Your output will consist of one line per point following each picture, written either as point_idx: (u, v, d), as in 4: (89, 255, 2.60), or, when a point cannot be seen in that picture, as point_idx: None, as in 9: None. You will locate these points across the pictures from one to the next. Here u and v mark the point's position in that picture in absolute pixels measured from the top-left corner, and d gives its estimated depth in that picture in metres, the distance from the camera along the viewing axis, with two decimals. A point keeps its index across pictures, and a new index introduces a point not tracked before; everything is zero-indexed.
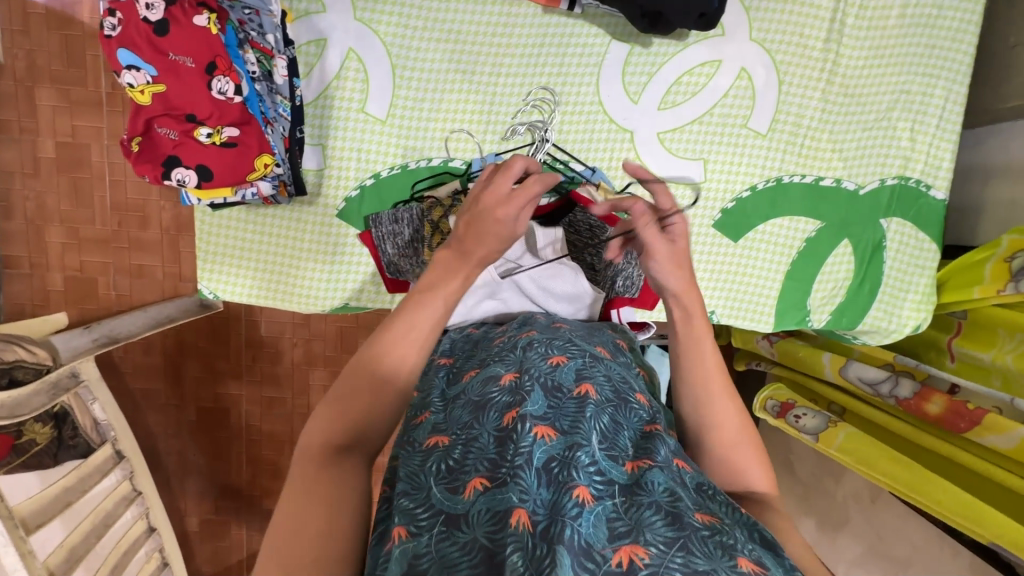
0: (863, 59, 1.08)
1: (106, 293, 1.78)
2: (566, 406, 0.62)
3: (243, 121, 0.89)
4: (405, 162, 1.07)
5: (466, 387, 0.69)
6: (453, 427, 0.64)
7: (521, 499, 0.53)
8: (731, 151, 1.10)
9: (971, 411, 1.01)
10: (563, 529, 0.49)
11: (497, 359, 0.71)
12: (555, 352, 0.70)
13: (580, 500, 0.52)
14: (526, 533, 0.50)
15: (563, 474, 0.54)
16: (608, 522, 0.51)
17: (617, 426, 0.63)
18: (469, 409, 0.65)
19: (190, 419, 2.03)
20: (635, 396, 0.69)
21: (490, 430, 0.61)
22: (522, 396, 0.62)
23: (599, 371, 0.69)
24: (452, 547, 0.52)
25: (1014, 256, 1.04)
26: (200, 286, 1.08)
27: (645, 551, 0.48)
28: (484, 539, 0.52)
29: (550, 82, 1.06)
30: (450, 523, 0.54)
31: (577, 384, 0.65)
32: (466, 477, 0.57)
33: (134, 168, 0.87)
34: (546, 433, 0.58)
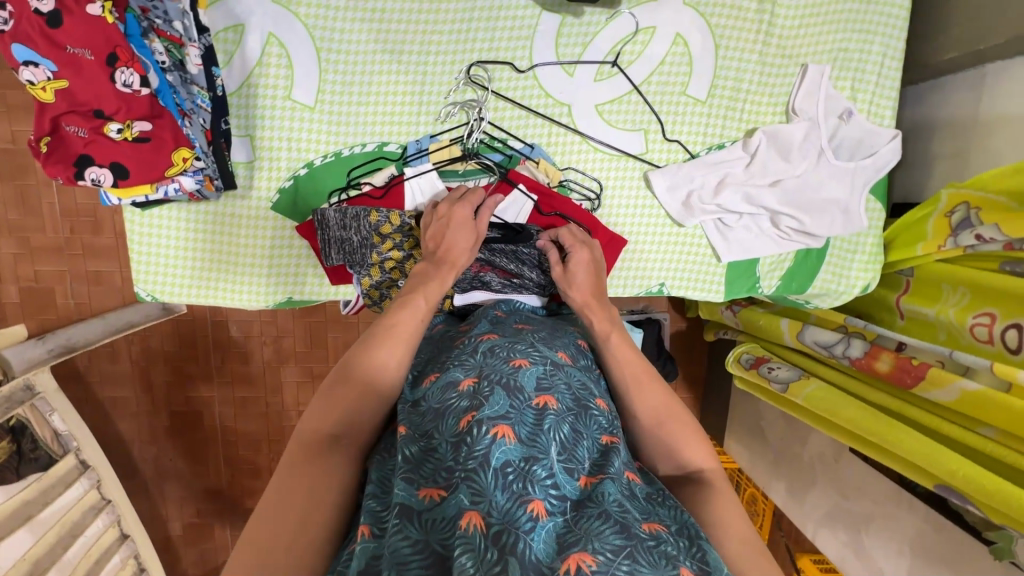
0: (799, 19, 1.06)
1: (65, 302, 1.79)
2: (525, 412, 0.63)
3: (154, 114, 0.86)
4: (338, 149, 1.04)
5: (426, 393, 0.68)
6: (413, 424, 0.66)
7: (473, 502, 0.54)
8: (672, 121, 1.09)
9: (916, 367, 1.03)
10: (515, 540, 0.51)
11: (457, 364, 0.71)
12: (518, 354, 0.71)
13: (534, 514, 0.53)
14: (476, 536, 0.52)
15: (518, 485, 0.55)
16: (558, 536, 0.53)
17: (577, 437, 0.64)
18: (429, 416, 0.65)
19: (163, 424, 2.00)
20: (595, 401, 0.71)
21: (447, 438, 0.61)
22: (480, 401, 0.63)
23: (560, 380, 0.70)
24: (403, 542, 0.53)
25: (953, 211, 1.04)
26: (137, 289, 1.05)
27: (593, 558, 0.49)
28: (437, 544, 0.53)
29: (483, 59, 1.04)
30: (405, 515, 0.55)
31: (538, 394, 0.66)
32: (427, 482, 0.59)
33: (44, 169, 0.83)
34: (504, 433, 0.59)
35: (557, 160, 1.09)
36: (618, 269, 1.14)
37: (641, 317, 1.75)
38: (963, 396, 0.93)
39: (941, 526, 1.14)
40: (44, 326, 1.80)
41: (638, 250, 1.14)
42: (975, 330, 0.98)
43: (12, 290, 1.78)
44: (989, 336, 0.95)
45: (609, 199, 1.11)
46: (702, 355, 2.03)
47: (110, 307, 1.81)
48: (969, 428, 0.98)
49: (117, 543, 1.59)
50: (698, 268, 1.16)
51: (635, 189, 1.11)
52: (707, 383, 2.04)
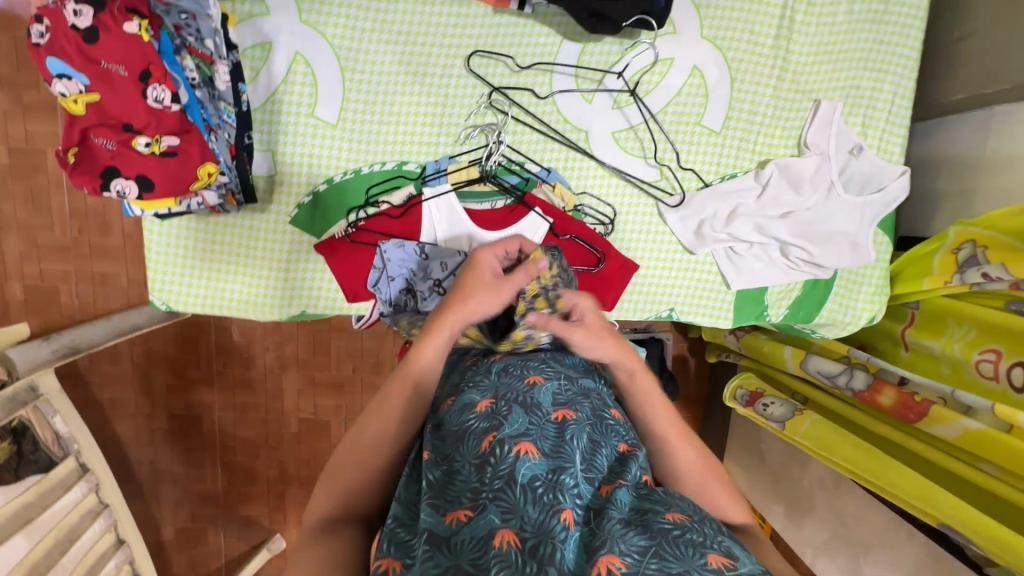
0: (813, 55, 1.09)
1: (70, 302, 1.79)
2: (545, 427, 0.66)
3: (183, 129, 0.87)
4: (358, 167, 1.06)
5: (445, 418, 0.71)
6: (434, 448, 0.68)
7: (505, 519, 0.56)
8: (687, 149, 1.11)
9: (918, 403, 1.05)
10: (553, 551, 0.52)
11: (472, 386, 0.74)
12: (531, 372, 0.75)
13: (566, 523, 0.54)
14: (513, 552, 0.52)
15: (548, 496, 0.57)
16: (586, 545, 0.53)
17: (595, 446, 0.66)
18: (450, 439, 0.67)
19: (161, 427, 2.00)
20: (610, 412, 0.73)
21: (470, 459, 0.63)
22: (499, 421, 0.66)
23: (575, 395, 0.73)
24: (438, 569, 0.53)
25: (960, 248, 1.07)
26: (151, 298, 1.06)
27: (621, 560, 0.50)
28: (467, 565, 0.53)
29: (505, 83, 1.06)
30: (434, 542, 0.55)
31: (555, 409, 0.69)
32: (452, 507, 0.59)
33: (71, 179, 0.84)
34: (527, 449, 0.62)
35: (574, 185, 1.11)
36: (630, 293, 1.15)
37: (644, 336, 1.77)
38: (965, 435, 0.95)
39: (940, 557, 1.15)
40: (48, 324, 1.80)
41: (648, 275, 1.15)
42: (980, 365, 1.00)
43: (16, 287, 1.78)
44: (994, 373, 0.97)
45: (622, 225, 1.12)
46: (703, 375, 2.05)
47: (115, 308, 1.80)
48: (971, 463, 0.99)
49: (113, 548, 1.57)
50: (706, 295, 1.18)
51: (647, 215, 1.13)
52: (707, 403, 2.06)
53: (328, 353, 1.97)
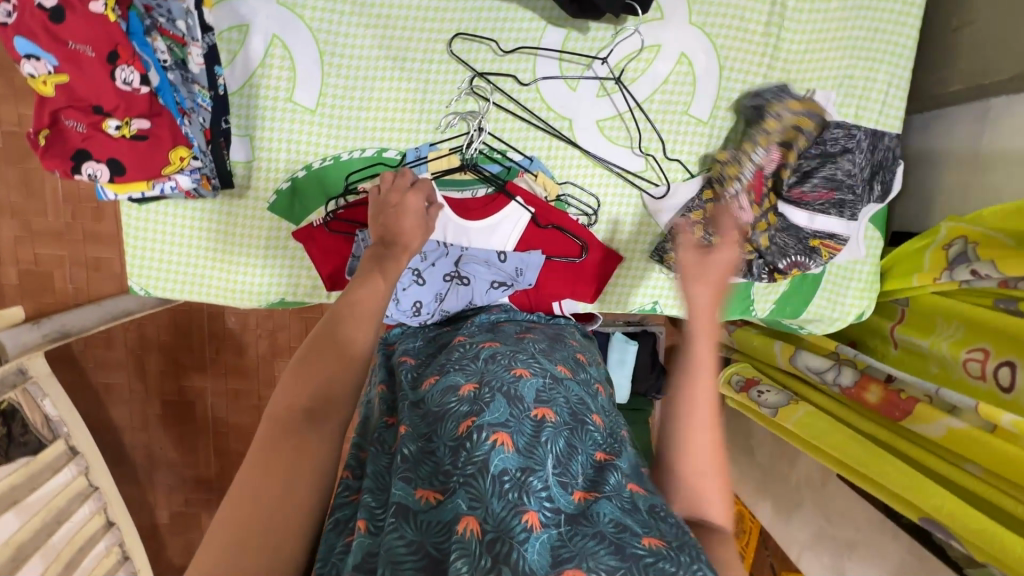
0: (805, 43, 1.06)
1: (63, 286, 1.80)
2: (524, 422, 0.65)
3: (153, 113, 0.87)
4: (337, 153, 1.04)
5: (426, 395, 0.72)
6: (413, 423, 0.69)
7: (472, 507, 0.56)
8: (673, 139, 1.08)
9: (904, 401, 1.03)
10: (509, 550, 0.51)
11: (458, 368, 0.75)
12: (518, 365, 0.75)
13: (529, 525, 0.53)
14: (474, 541, 0.52)
15: (515, 496, 0.55)
16: (552, 549, 0.52)
17: (571, 451, 0.65)
18: (429, 419, 0.68)
19: (155, 412, 2.01)
20: (591, 417, 0.72)
21: (447, 441, 0.64)
22: (481, 407, 0.66)
23: (558, 394, 0.72)
24: (399, 541, 0.54)
25: (951, 244, 1.04)
26: (130, 283, 1.05)
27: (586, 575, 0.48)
28: (430, 547, 0.55)
29: (486, 69, 1.03)
30: (402, 514, 0.57)
31: (536, 406, 0.68)
32: (424, 484, 0.61)
33: (42, 162, 0.84)
34: (503, 440, 0.61)
35: (556, 174, 1.09)
36: (613, 285, 1.14)
37: (636, 329, 1.76)
38: (949, 434, 0.94)
39: (924, 556, 1.13)
40: (41, 309, 1.81)
41: (631, 266, 1.14)
42: (968, 364, 0.98)
43: (10, 271, 1.79)
44: (981, 372, 0.95)
45: (605, 215, 1.11)
46: None
47: (107, 294, 1.81)
48: (957, 464, 0.97)
49: (103, 530, 1.59)
50: None
51: (631, 207, 1.11)
52: None
53: None
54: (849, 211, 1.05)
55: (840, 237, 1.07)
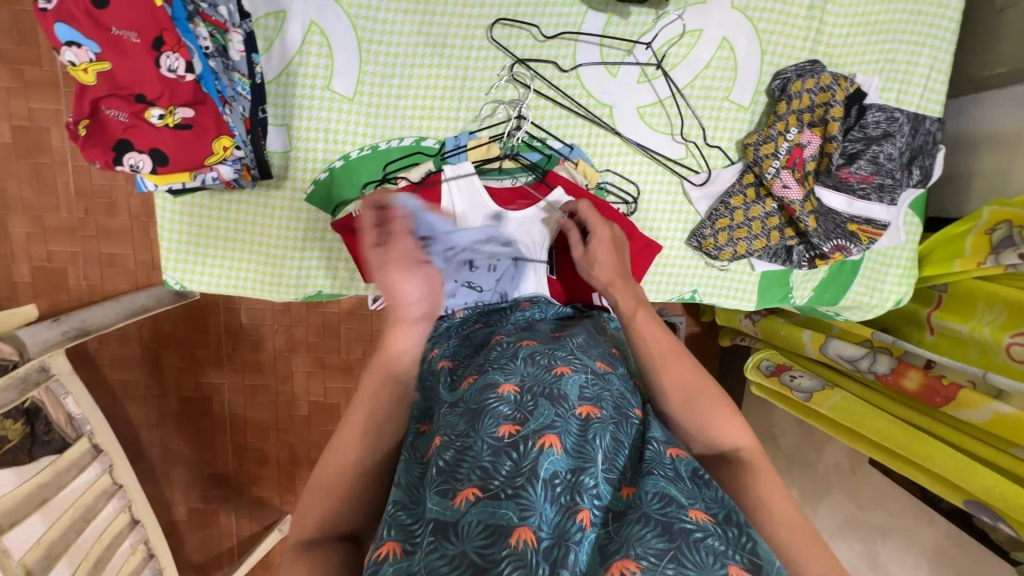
0: (848, 27, 1.04)
1: (78, 283, 1.77)
2: (570, 421, 0.63)
3: (197, 101, 0.83)
4: (375, 142, 1.02)
5: (464, 396, 0.67)
6: (446, 430, 0.64)
7: (523, 517, 0.54)
8: (714, 125, 1.07)
9: (946, 386, 1.04)
10: (566, 553, 0.52)
11: (497, 367, 0.70)
12: (558, 362, 0.71)
13: (582, 524, 0.54)
14: (528, 550, 0.51)
15: (568, 498, 0.56)
16: (599, 548, 0.54)
17: (618, 445, 0.64)
18: (466, 416, 0.64)
19: (172, 409, 1.99)
20: (633, 410, 0.69)
21: (487, 440, 0.60)
22: (525, 414, 0.63)
23: (602, 389, 0.69)
24: (440, 560, 0.52)
25: (995, 229, 1.03)
26: (165, 276, 1.04)
27: (637, 563, 0.50)
28: (474, 555, 0.51)
29: (527, 56, 1.02)
30: (440, 531, 0.54)
31: (580, 403, 0.65)
32: (460, 486, 0.57)
33: (82, 153, 0.82)
34: (552, 442, 0.60)
35: (596, 162, 1.07)
36: (652, 274, 1.13)
37: None
38: (996, 419, 0.94)
39: (963, 540, 1.14)
40: (56, 306, 1.78)
41: (670, 256, 1.13)
42: (1012, 349, 0.98)
43: (23, 268, 1.76)
44: None
45: (644, 203, 1.09)
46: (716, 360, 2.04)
47: (123, 290, 1.79)
48: (1001, 448, 0.98)
49: (128, 528, 1.58)
50: (728, 278, 1.15)
51: (671, 195, 1.10)
52: None
53: (337, 335, 1.96)
54: (890, 195, 1.05)
55: (878, 222, 1.06)
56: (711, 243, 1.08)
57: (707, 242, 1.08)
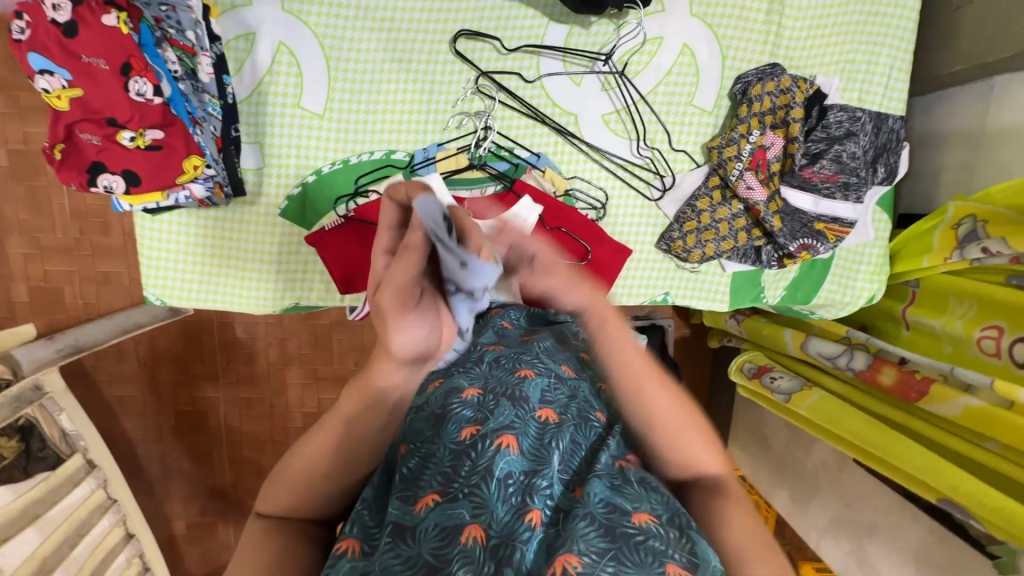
0: (806, 29, 1.06)
1: (74, 302, 1.81)
2: (529, 423, 0.65)
3: (167, 122, 0.87)
4: (346, 157, 1.05)
5: (427, 400, 0.68)
6: (412, 437, 0.65)
7: (475, 515, 0.56)
8: (678, 129, 1.09)
9: (918, 381, 1.04)
10: (513, 551, 0.53)
11: (462, 371, 0.73)
12: (523, 366, 0.73)
13: (531, 524, 0.55)
14: (476, 548, 0.53)
15: (521, 499, 0.57)
16: (548, 547, 0.54)
17: (575, 447, 0.65)
18: (430, 422, 0.65)
19: (169, 424, 2.02)
20: (595, 414, 0.71)
21: (448, 444, 0.62)
22: (485, 414, 0.65)
23: (562, 393, 0.71)
24: (395, 559, 0.53)
25: (960, 223, 1.04)
26: (145, 293, 1.06)
27: (578, 560, 0.51)
28: (429, 556, 0.53)
29: (491, 68, 1.04)
30: (398, 533, 0.55)
31: (540, 408, 0.67)
32: (420, 493, 0.58)
33: (59, 175, 0.85)
34: (508, 442, 0.61)
35: (563, 169, 1.09)
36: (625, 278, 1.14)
37: (645, 322, 1.77)
38: (967, 413, 0.94)
39: (945, 536, 1.13)
40: (53, 324, 1.82)
41: (641, 259, 1.14)
42: (982, 342, 0.98)
43: (21, 289, 1.80)
44: (996, 350, 0.95)
45: (613, 208, 1.11)
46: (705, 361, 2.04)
47: (118, 307, 1.82)
48: (974, 441, 0.97)
49: (123, 542, 1.60)
50: (700, 279, 1.16)
51: (639, 200, 1.11)
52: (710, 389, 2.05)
53: (329, 346, 1.99)
54: (855, 194, 1.06)
55: (845, 220, 1.07)
56: (680, 246, 1.10)
57: (675, 244, 1.10)
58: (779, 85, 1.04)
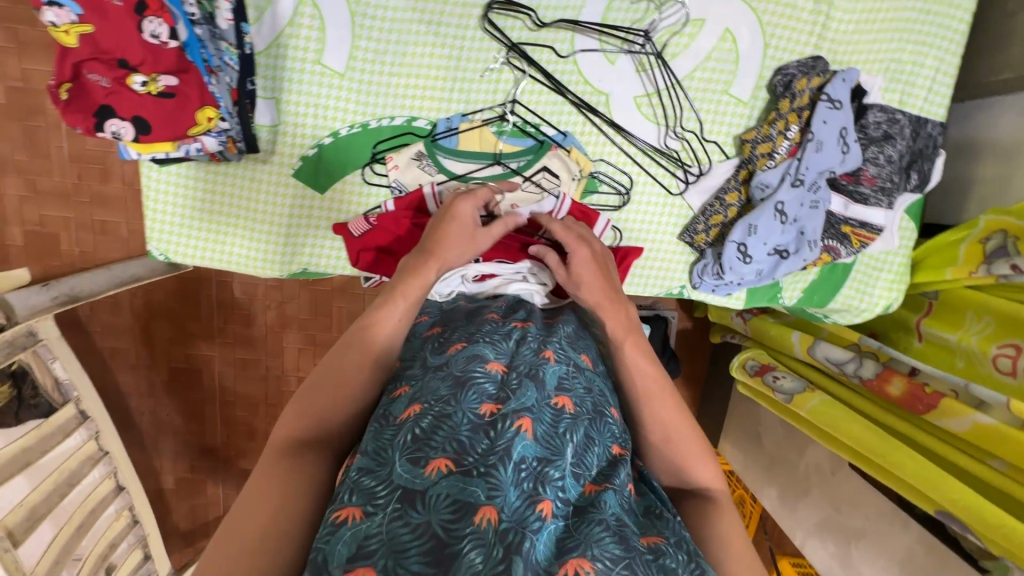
0: (855, 24, 1.02)
1: (70, 250, 1.76)
2: (544, 411, 0.65)
3: (181, 69, 0.82)
4: (366, 120, 1.01)
5: (449, 360, 0.70)
6: (427, 397, 0.66)
7: (490, 496, 0.55)
8: (712, 118, 1.05)
9: (928, 395, 1.03)
10: (522, 540, 0.52)
11: (489, 342, 0.73)
12: (547, 348, 0.74)
13: (542, 515, 0.54)
14: (488, 530, 0.52)
15: (533, 487, 0.57)
16: (558, 540, 0.54)
17: (589, 442, 0.65)
18: (449, 382, 0.67)
19: (162, 379, 2.00)
20: (610, 410, 0.72)
21: (467, 415, 0.62)
22: (507, 394, 0.65)
23: (579, 383, 0.72)
24: (403, 527, 0.53)
25: (989, 238, 1.02)
26: (149, 247, 1.03)
27: (592, 565, 0.51)
28: (438, 526, 0.53)
29: (523, 39, 0.99)
30: (407, 499, 0.55)
31: (556, 395, 0.68)
32: (432, 455, 0.59)
33: (64, 117, 0.80)
34: (526, 426, 0.61)
35: (590, 151, 1.06)
36: (638, 268, 1.12)
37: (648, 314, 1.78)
38: (976, 429, 0.93)
39: (935, 548, 1.14)
40: (48, 271, 1.77)
41: (660, 249, 1.12)
42: (999, 360, 0.98)
43: (16, 232, 1.74)
44: (1012, 369, 0.95)
45: (637, 197, 1.08)
46: (704, 356, 2.04)
47: (114, 259, 1.78)
48: (978, 458, 0.98)
49: (113, 494, 1.56)
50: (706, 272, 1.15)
51: (663, 189, 1.08)
52: (706, 385, 2.05)
53: (328, 313, 1.97)
54: (887, 199, 1.04)
55: (874, 226, 1.06)
56: (703, 239, 1.08)
57: (698, 237, 1.08)
58: (816, 82, 1.00)
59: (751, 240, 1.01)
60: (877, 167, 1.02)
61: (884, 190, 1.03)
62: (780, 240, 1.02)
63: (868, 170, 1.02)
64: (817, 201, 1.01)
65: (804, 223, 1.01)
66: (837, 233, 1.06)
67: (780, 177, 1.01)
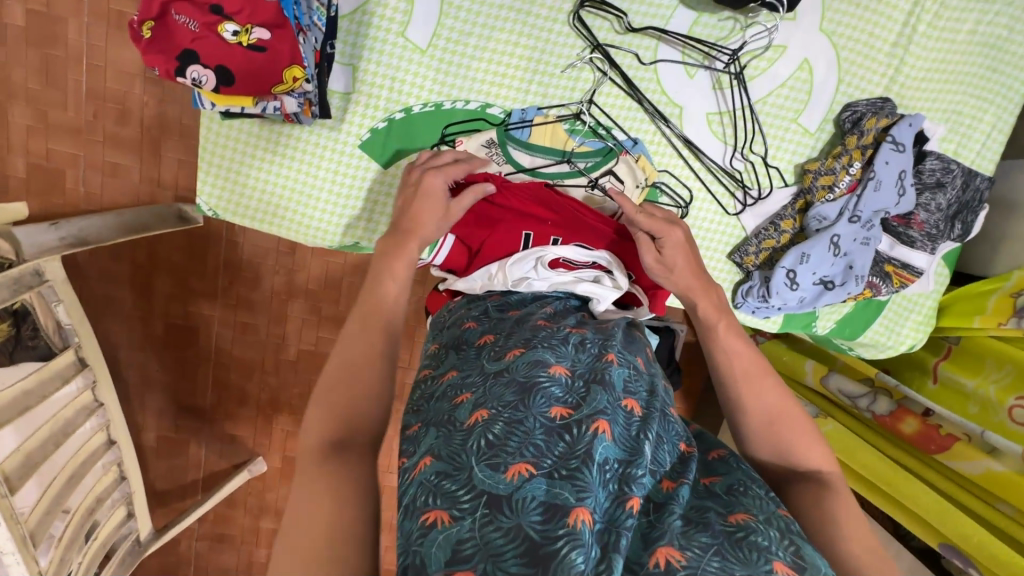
0: (925, 71, 1.04)
1: (75, 189, 1.55)
2: (617, 412, 0.64)
3: (276, 23, 0.80)
4: (440, 101, 0.99)
5: (510, 366, 0.68)
6: (493, 403, 0.63)
7: (579, 498, 0.54)
8: (777, 144, 1.07)
9: (942, 436, 1.09)
10: (618, 538, 0.52)
11: (547, 346, 0.71)
12: (607, 351, 0.72)
13: (632, 510, 0.55)
14: (585, 531, 0.51)
15: (618, 487, 0.57)
16: (643, 535, 0.54)
17: (660, 441, 0.64)
18: (514, 390, 0.64)
19: (156, 334, 1.90)
20: (671, 411, 0.71)
21: (540, 420, 0.61)
22: (577, 401, 0.64)
23: (642, 386, 0.70)
24: (495, 532, 0.51)
25: (1020, 294, 1.07)
26: (198, 200, 0.99)
27: (681, 553, 0.51)
28: (532, 530, 0.51)
29: (609, 39, 0.99)
30: (494, 504, 0.53)
31: (624, 397, 0.66)
32: (511, 460, 0.57)
33: (144, 57, 0.78)
34: (603, 428, 0.60)
35: (655, 160, 1.06)
36: None
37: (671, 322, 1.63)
38: (988, 474, 1.00)
39: None
40: (49, 208, 1.55)
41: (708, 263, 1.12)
42: (1015, 411, 1.02)
43: (19, 163, 1.52)
44: None
45: (694, 211, 1.09)
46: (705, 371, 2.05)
47: (122, 206, 1.56)
48: (988, 501, 1.03)
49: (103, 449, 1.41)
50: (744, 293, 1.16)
51: (720, 207, 1.09)
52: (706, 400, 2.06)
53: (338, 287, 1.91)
54: (932, 245, 1.08)
55: (914, 268, 1.10)
56: (751, 260, 1.11)
57: (748, 258, 1.10)
58: (883, 123, 1.03)
59: (802, 268, 1.04)
60: (925, 213, 1.06)
61: (929, 236, 1.07)
62: (828, 271, 1.05)
63: (919, 214, 1.06)
64: (869, 237, 1.04)
65: (853, 258, 1.04)
66: (880, 271, 1.10)
67: (838, 211, 1.04)
